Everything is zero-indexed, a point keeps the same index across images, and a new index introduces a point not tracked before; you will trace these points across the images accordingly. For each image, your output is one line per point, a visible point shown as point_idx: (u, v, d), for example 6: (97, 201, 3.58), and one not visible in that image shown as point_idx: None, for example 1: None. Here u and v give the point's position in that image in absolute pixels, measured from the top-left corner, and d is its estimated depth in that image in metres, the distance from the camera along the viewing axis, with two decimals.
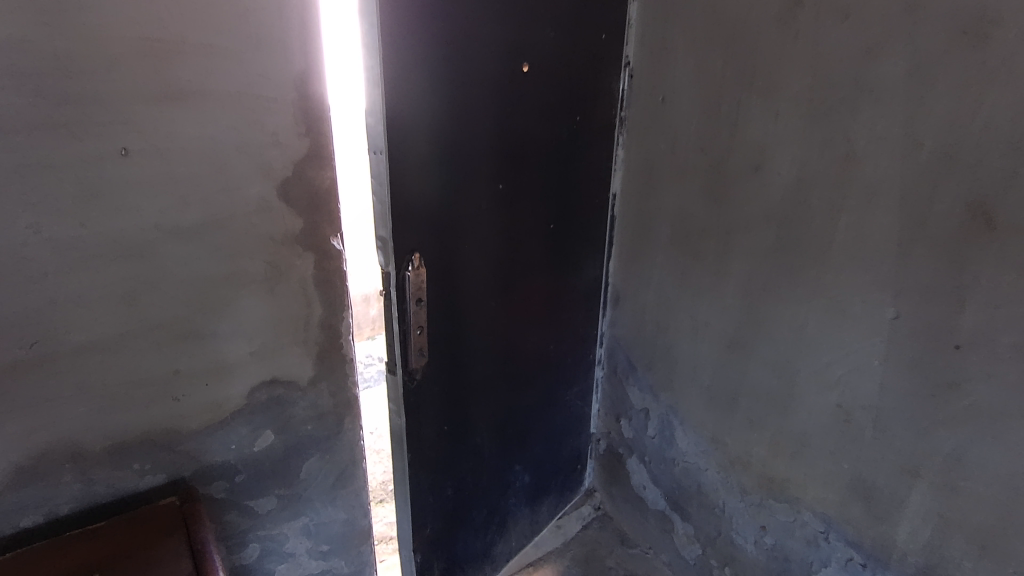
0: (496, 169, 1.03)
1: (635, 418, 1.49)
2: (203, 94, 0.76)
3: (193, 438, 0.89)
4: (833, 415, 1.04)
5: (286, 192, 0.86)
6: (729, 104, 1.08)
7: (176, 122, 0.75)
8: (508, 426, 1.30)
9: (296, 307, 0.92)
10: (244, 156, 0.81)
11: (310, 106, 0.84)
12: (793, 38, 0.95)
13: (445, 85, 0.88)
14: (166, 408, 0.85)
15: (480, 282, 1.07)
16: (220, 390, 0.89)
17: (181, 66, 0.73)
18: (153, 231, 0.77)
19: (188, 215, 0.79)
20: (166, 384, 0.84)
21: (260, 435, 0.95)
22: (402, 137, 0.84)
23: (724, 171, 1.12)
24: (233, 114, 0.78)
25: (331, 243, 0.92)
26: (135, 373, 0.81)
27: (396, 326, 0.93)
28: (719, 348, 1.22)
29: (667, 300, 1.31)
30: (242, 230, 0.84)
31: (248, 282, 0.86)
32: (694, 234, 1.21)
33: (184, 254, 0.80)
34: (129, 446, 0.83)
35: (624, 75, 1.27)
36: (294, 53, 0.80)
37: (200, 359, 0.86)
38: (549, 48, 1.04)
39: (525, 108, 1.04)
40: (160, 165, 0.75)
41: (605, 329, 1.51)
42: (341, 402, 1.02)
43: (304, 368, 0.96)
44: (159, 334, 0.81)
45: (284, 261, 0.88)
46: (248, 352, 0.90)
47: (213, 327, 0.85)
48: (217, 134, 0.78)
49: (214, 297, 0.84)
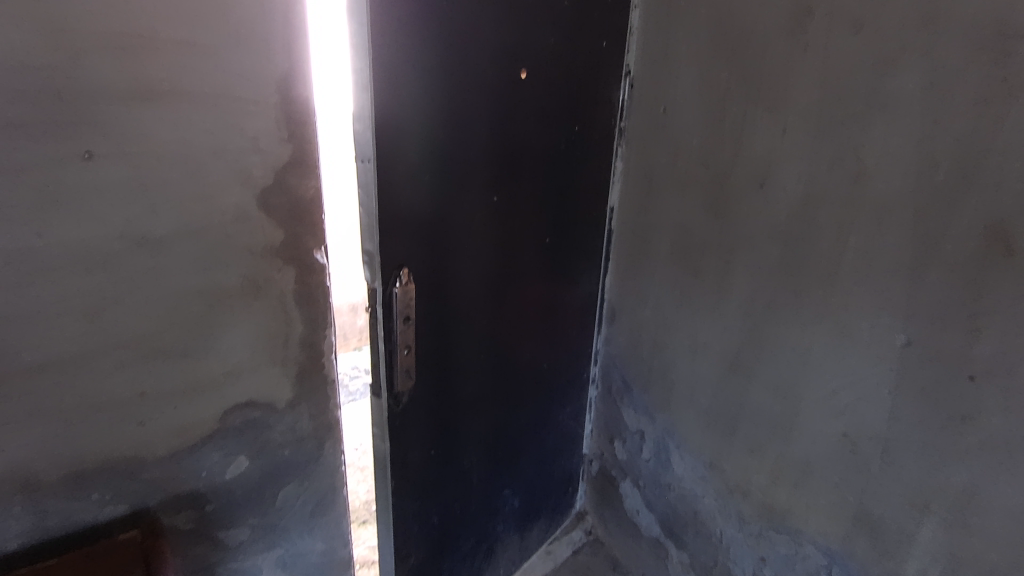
0: (492, 180, 0.98)
1: (630, 440, 1.44)
2: (177, 94, 0.70)
3: (159, 464, 0.82)
4: (838, 443, 1.00)
5: (266, 201, 0.80)
6: (734, 118, 1.04)
7: (146, 123, 0.69)
8: (498, 448, 1.25)
9: (274, 323, 0.86)
10: (221, 161, 0.75)
11: (294, 109, 0.79)
12: (802, 50, 0.92)
13: (439, 91, 0.83)
14: (129, 434, 0.78)
15: (472, 298, 1.02)
16: (190, 413, 0.82)
17: (154, 63, 0.68)
18: (117, 241, 0.71)
19: (157, 224, 0.73)
20: (129, 407, 0.77)
21: (233, 461, 0.88)
22: (392, 145, 0.78)
23: (726, 187, 1.08)
24: (210, 117, 0.73)
25: (314, 255, 0.86)
26: (95, 395, 0.74)
27: (382, 346, 0.88)
28: (719, 370, 1.17)
29: (665, 318, 1.27)
30: (217, 241, 0.78)
31: (222, 297, 0.80)
32: (695, 251, 1.16)
33: (152, 267, 0.74)
34: (87, 475, 0.77)
35: (624, 85, 1.23)
36: (277, 52, 0.75)
37: (167, 380, 0.79)
38: (548, 55, 1.00)
39: (523, 117, 0.99)
40: (128, 170, 0.69)
41: (600, 347, 1.46)
42: (321, 425, 0.96)
43: (282, 389, 0.90)
44: (122, 353, 0.75)
45: (262, 274, 0.82)
46: (221, 372, 0.83)
47: (182, 344, 0.79)
48: (191, 138, 0.72)
49: (185, 313, 0.78)
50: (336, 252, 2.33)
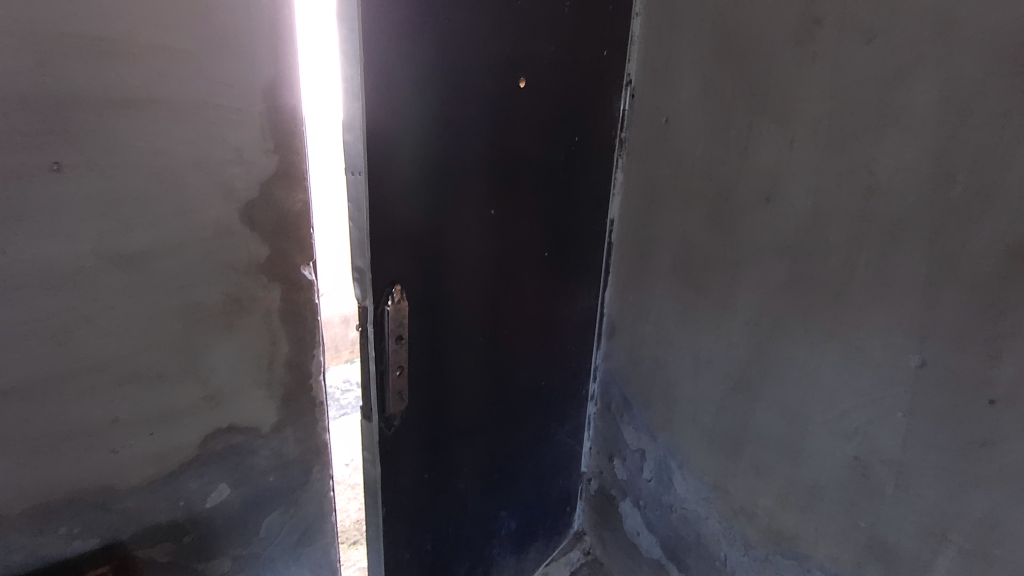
0: (489, 193, 0.94)
1: (630, 458, 1.39)
2: (154, 103, 0.69)
3: (132, 494, 0.81)
4: (849, 467, 0.96)
5: (250, 215, 0.81)
6: (739, 130, 1.01)
7: (120, 133, 0.68)
8: (494, 470, 1.20)
9: (260, 343, 0.87)
10: (201, 173, 0.75)
11: (280, 118, 0.80)
12: (811, 61, 0.89)
13: (434, 100, 0.79)
14: (101, 461, 0.77)
15: (467, 315, 0.98)
16: (168, 439, 0.82)
17: (129, 71, 0.67)
18: (89, 258, 0.70)
19: (133, 240, 0.72)
20: (101, 435, 0.76)
21: (214, 488, 0.88)
22: (384, 157, 0.74)
23: (731, 200, 1.04)
24: (189, 127, 0.72)
25: (301, 271, 0.88)
26: (63, 423, 0.73)
27: (373, 367, 0.83)
28: (723, 389, 1.13)
29: (666, 334, 1.23)
30: (198, 258, 0.78)
31: (203, 317, 0.80)
32: (698, 266, 1.13)
33: (125, 284, 0.73)
34: (55, 507, 0.75)
35: (625, 96, 1.20)
36: (263, 60, 0.76)
37: (142, 406, 0.78)
38: (547, 64, 0.96)
39: (521, 128, 0.96)
40: (100, 181, 0.68)
41: (599, 363, 1.42)
42: (308, 449, 0.97)
43: (267, 414, 0.91)
44: (93, 376, 0.74)
45: (247, 292, 0.83)
46: (201, 396, 0.83)
47: (160, 369, 0.79)
48: (169, 151, 0.72)
49: (161, 334, 0.77)
50: (327, 262, 2.28)
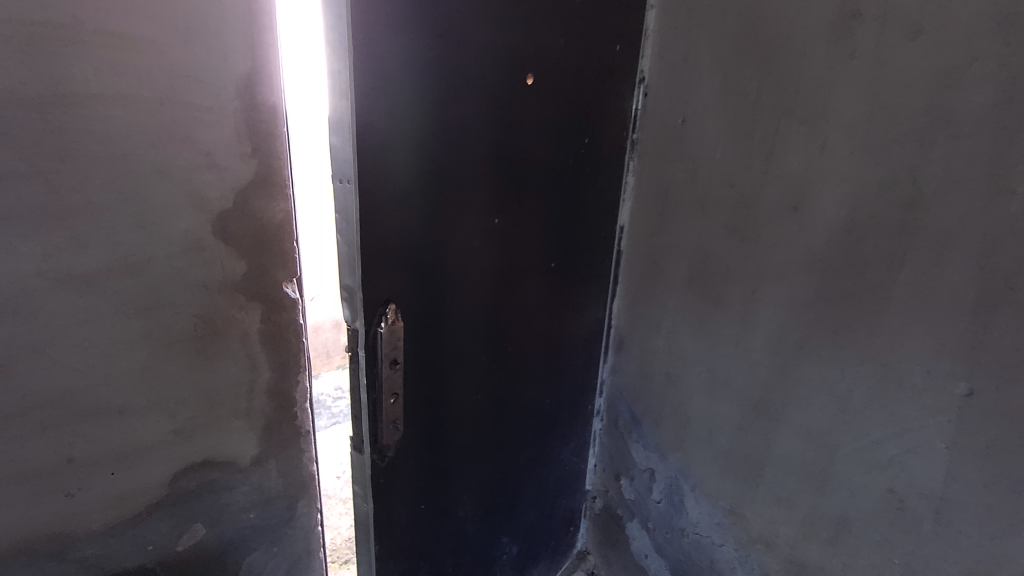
0: (491, 200, 0.85)
1: (638, 478, 1.32)
2: (108, 99, 0.65)
3: (92, 540, 0.80)
4: (882, 499, 0.86)
5: (224, 226, 0.78)
6: (764, 132, 0.92)
7: (68, 135, 0.64)
8: (495, 495, 1.12)
9: (238, 371, 0.86)
10: (166, 181, 0.72)
11: (256, 116, 0.76)
12: (849, 59, 0.79)
13: (432, 99, 0.71)
14: (56, 506, 0.76)
15: (467, 333, 0.89)
16: (132, 480, 0.81)
17: (76, 63, 0.62)
18: (34, 279, 0.66)
19: (85, 259, 0.69)
20: (57, 477, 0.74)
21: (187, 530, 0.88)
22: (377, 163, 0.66)
23: (753, 209, 0.95)
24: (150, 128, 0.68)
25: (283, 288, 0.87)
26: (14, 466, 0.71)
27: (365, 396, 0.75)
28: (741, 411, 1.05)
29: (679, 349, 1.15)
30: (163, 278, 0.75)
31: (170, 344, 0.78)
32: (714, 278, 1.04)
33: (81, 307, 0.70)
34: (3, 558, 0.74)
35: (637, 93, 1.12)
36: (238, 51, 0.72)
37: (100, 443, 0.76)
38: (556, 58, 0.88)
39: (526, 129, 0.87)
40: (46, 190, 0.64)
41: (605, 377, 1.35)
42: (291, 483, 0.97)
43: (247, 447, 0.91)
44: (43, 414, 0.71)
45: (220, 313, 0.82)
46: (171, 431, 0.82)
47: (120, 401, 0.76)
48: (130, 156, 0.68)
49: (123, 364, 0.75)
50: (320, 265, 2.21)
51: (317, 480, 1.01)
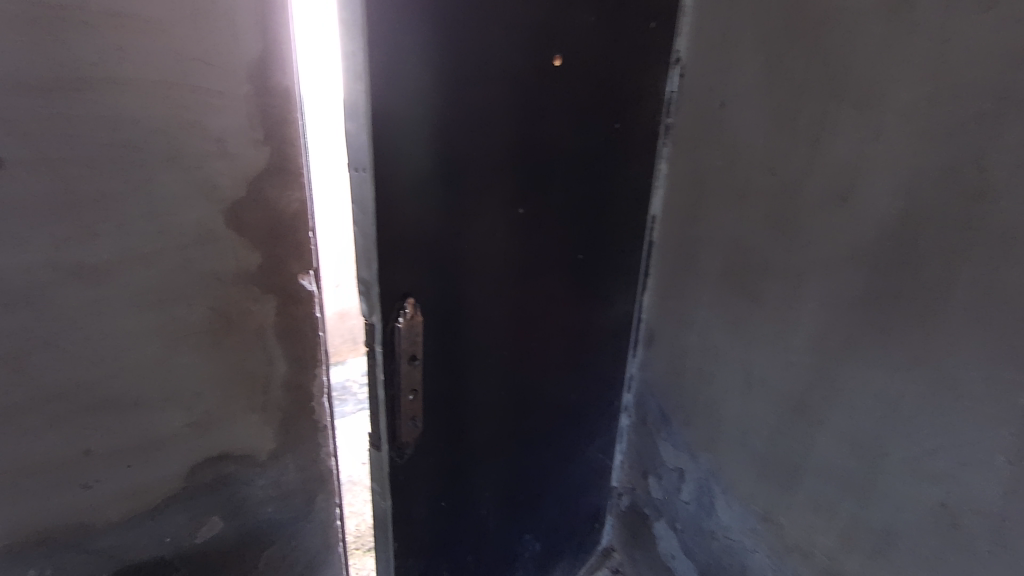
0: (515, 189, 0.81)
1: (666, 477, 1.27)
2: (114, 83, 0.63)
3: (110, 531, 0.81)
4: (932, 513, 0.79)
5: (238, 216, 0.77)
6: (810, 116, 0.85)
7: (76, 120, 0.63)
8: (518, 492, 1.09)
9: (251, 365, 0.85)
10: (177, 169, 0.70)
11: (270, 102, 0.74)
12: (907, 34, 0.72)
13: (453, 82, 0.67)
14: (73, 497, 0.77)
15: (488, 327, 0.86)
16: (148, 472, 0.81)
17: (81, 44, 0.61)
18: (45, 270, 0.66)
19: (96, 251, 0.69)
20: (73, 468, 0.76)
21: (204, 524, 0.89)
22: (393, 151, 0.63)
23: (796, 199, 0.89)
24: (159, 113, 0.67)
25: (299, 281, 0.85)
26: (31, 458, 0.72)
27: (382, 393, 0.72)
28: (778, 413, 0.99)
29: (712, 346, 1.09)
30: (175, 270, 0.74)
31: (186, 336, 0.78)
32: (752, 272, 0.98)
33: (93, 299, 0.70)
34: (24, 548, 0.76)
35: (673, 75, 1.06)
36: (249, 32, 0.70)
37: (115, 436, 0.77)
38: (585, 38, 0.82)
39: (553, 114, 0.82)
40: (52, 177, 0.64)
41: (634, 372, 1.30)
42: (310, 477, 0.97)
43: (264, 440, 0.90)
44: (58, 406, 0.72)
45: (235, 306, 0.80)
46: (186, 425, 0.82)
47: (136, 393, 0.77)
48: (140, 143, 0.67)
49: (140, 356, 0.75)
50: (337, 254, 2.22)
51: (335, 475, 1.00)
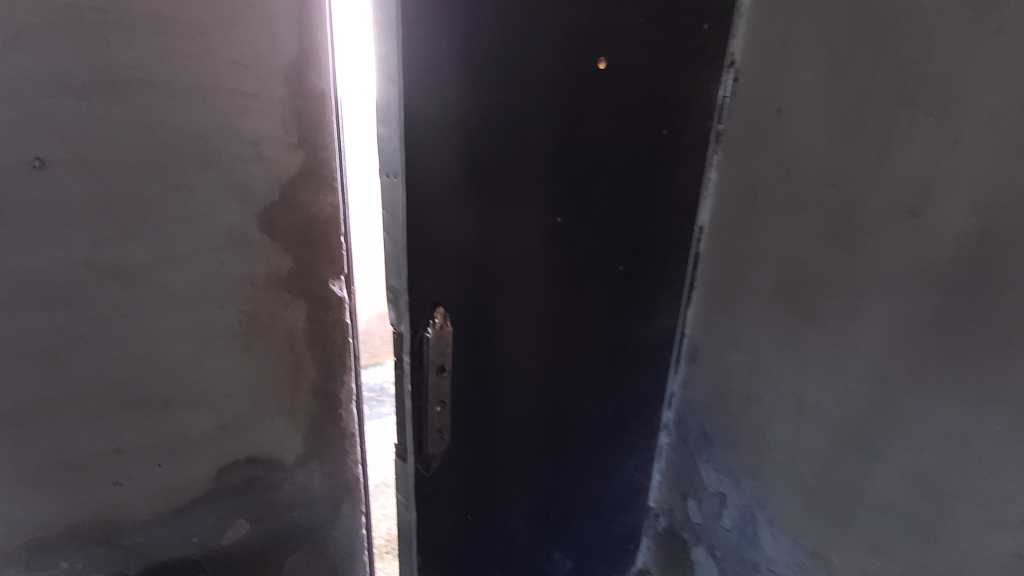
0: (553, 196, 0.78)
1: (707, 501, 1.21)
2: (154, 86, 0.65)
3: (139, 528, 0.83)
4: (1007, 566, 0.71)
5: (269, 218, 0.77)
6: (877, 123, 0.78)
7: (112, 122, 0.65)
8: (549, 509, 1.05)
9: (281, 368, 0.85)
10: (211, 172, 0.72)
11: (305, 106, 0.74)
12: (993, 33, 0.65)
13: (491, 85, 0.65)
14: (105, 492, 0.79)
15: (522, 338, 0.83)
16: (177, 471, 0.83)
17: (119, 47, 0.63)
18: (82, 268, 0.69)
19: (132, 251, 0.71)
20: (105, 464, 0.78)
21: (230, 525, 0.89)
22: (426, 156, 0.61)
23: (860, 212, 0.82)
24: (196, 116, 0.68)
25: (329, 286, 0.85)
26: (66, 452, 0.75)
27: (410, 403, 0.70)
28: (831, 442, 0.92)
29: (761, 366, 1.03)
30: (207, 271, 0.76)
31: (217, 338, 0.79)
32: (807, 289, 0.91)
33: (127, 299, 0.72)
34: (57, 540, 0.79)
35: (726, 79, 1.00)
36: (285, 35, 0.71)
37: (147, 434, 0.79)
38: (631, 40, 0.79)
39: (596, 119, 0.79)
40: (90, 179, 0.66)
41: (676, 390, 1.24)
42: (335, 484, 0.96)
43: (291, 445, 0.90)
44: (93, 402, 0.74)
45: (264, 309, 0.81)
46: (214, 426, 0.83)
47: (166, 394, 0.78)
48: (176, 146, 0.69)
49: (174, 357, 0.77)
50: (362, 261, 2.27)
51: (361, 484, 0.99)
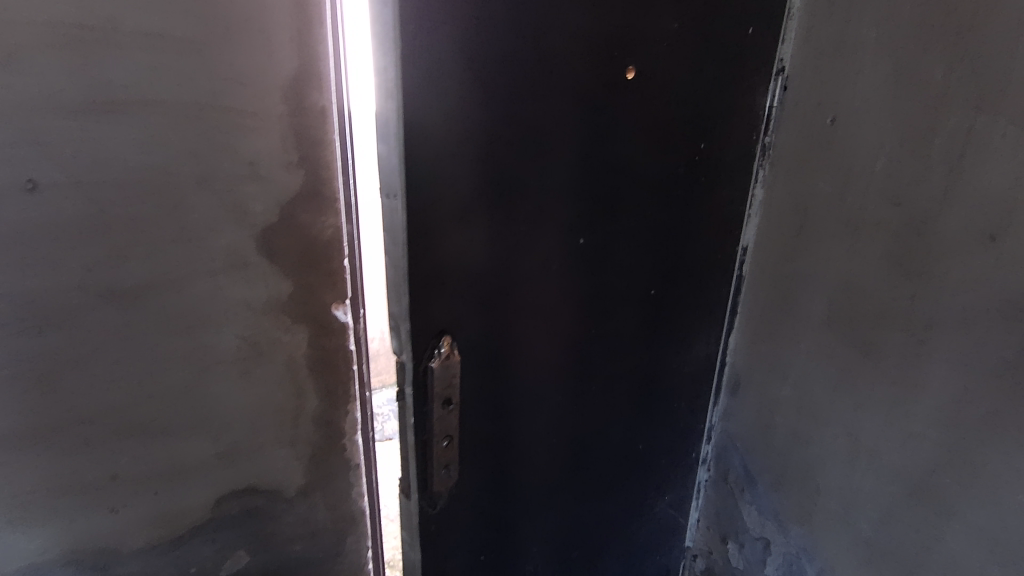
0: (576, 216, 0.73)
1: (749, 546, 1.10)
2: (148, 104, 0.77)
3: (137, 556, 0.97)
4: None
5: (268, 238, 0.91)
6: (950, 135, 0.69)
7: (106, 141, 0.76)
8: (573, 547, 0.98)
9: (282, 395, 1.01)
10: (206, 190, 0.84)
11: (302, 130, 0.88)
12: None
13: (504, 97, 0.60)
14: (106, 519, 0.92)
15: (540, 367, 0.77)
16: (173, 500, 0.97)
17: (114, 65, 0.73)
18: (77, 290, 0.80)
19: (129, 275, 0.83)
20: (102, 490, 0.90)
21: (228, 557, 1.05)
22: (430, 175, 0.57)
23: (927, 234, 0.72)
24: (189, 133, 0.80)
25: (335, 311, 1.02)
26: (70, 478, 0.87)
27: (413, 437, 0.66)
28: (892, 494, 0.81)
29: (811, 403, 0.92)
30: (205, 296, 0.89)
31: (217, 363, 0.93)
32: (863, 319, 0.82)
33: (121, 320, 0.84)
34: (81, 557, 0.92)
35: (775, 87, 0.91)
36: (280, 59, 0.83)
37: (140, 462, 0.92)
38: (664, 47, 0.72)
39: (623, 132, 0.73)
40: (86, 202, 0.77)
41: (716, 421, 1.14)
42: (336, 515, 1.13)
43: (293, 475, 1.06)
44: (106, 426, 0.87)
45: (264, 335, 0.96)
46: (214, 453, 0.97)
47: (166, 424, 0.92)
48: (171, 166, 0.81)
49: (182, 386, 0.91)
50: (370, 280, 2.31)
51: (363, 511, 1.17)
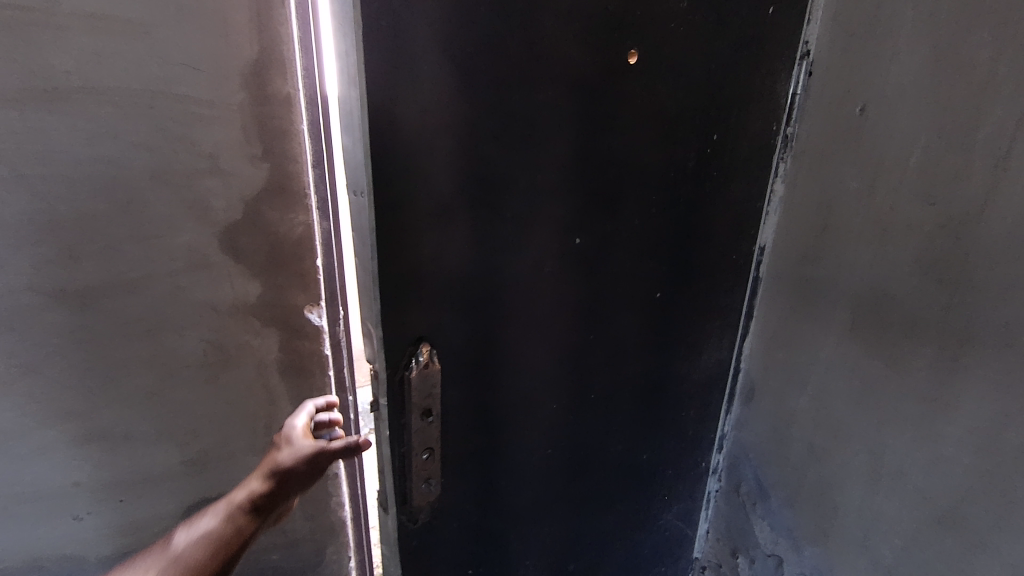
0: (572, 215, 0.67)
1: (761, 562, 1.04)
2: (97, 91, 0.67)
3: (104, 560, 0.89)
4: None
5: (233, 240, 0.80)
6: (995, 128, 0.60)
7: (49, 132, 0.67)
8: (569, 560, 0.93)
9: (254, 403, 0.91)
10: (163, 184, 0.74)
11: (271, 116, 0.76)
12: None
13: (485, 86, 0.54)
14: (68, 525, 0.85)
15: (532, 376, 0.72)
16: (142, 507, 0.89)
17: (55, 52, 0.64)
18: (29, 292, 0.72)
19: (84, 273, 0.74)
20: (64, 496, 0.83)
21: None
22: (400, 171, 0.52)
23: (965, 237, 0.65)
24: (141, 123, 0.70)
25: (307, 314, 0.89)
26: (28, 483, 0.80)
27: (390, 450, 0.63)
28: (917, 520, 0.74)
29: (830, 417, 0.86)
30: (165, 296, 0.79)
31: (182, 368, 0.83)
32: (890, 330, 0.74)
33: (79, 320, 0.75)
34: (44, 560, 0.86)
35: (799, 72, 0.83)
36: (246, 40, 0.72)
37: (104, 470, 0.84)
38: (672, 28, 0.65)
39: (625, 122, 0.67)
40: (34, 198, 0.68)
41: (728, 430, 1.08)
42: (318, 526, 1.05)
43: None
44: (63, 431, 0.80)
45: (231, 341, 0.85)
46: (180, 459, 0.88)
47: (128, 428, 0.83)
48: (123, 158, 0.71)
49: (150, 390, 0.83)
50: None
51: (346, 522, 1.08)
